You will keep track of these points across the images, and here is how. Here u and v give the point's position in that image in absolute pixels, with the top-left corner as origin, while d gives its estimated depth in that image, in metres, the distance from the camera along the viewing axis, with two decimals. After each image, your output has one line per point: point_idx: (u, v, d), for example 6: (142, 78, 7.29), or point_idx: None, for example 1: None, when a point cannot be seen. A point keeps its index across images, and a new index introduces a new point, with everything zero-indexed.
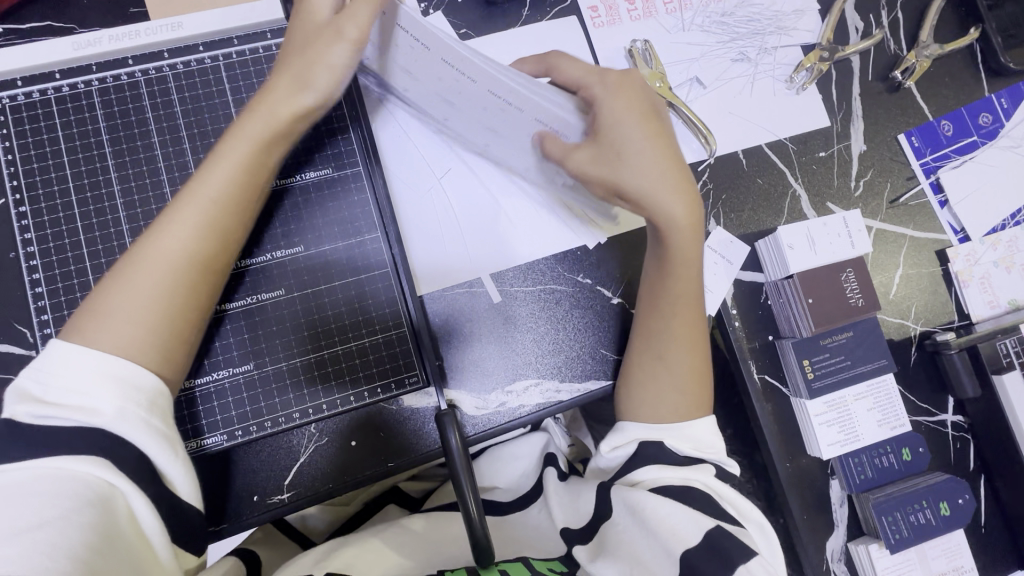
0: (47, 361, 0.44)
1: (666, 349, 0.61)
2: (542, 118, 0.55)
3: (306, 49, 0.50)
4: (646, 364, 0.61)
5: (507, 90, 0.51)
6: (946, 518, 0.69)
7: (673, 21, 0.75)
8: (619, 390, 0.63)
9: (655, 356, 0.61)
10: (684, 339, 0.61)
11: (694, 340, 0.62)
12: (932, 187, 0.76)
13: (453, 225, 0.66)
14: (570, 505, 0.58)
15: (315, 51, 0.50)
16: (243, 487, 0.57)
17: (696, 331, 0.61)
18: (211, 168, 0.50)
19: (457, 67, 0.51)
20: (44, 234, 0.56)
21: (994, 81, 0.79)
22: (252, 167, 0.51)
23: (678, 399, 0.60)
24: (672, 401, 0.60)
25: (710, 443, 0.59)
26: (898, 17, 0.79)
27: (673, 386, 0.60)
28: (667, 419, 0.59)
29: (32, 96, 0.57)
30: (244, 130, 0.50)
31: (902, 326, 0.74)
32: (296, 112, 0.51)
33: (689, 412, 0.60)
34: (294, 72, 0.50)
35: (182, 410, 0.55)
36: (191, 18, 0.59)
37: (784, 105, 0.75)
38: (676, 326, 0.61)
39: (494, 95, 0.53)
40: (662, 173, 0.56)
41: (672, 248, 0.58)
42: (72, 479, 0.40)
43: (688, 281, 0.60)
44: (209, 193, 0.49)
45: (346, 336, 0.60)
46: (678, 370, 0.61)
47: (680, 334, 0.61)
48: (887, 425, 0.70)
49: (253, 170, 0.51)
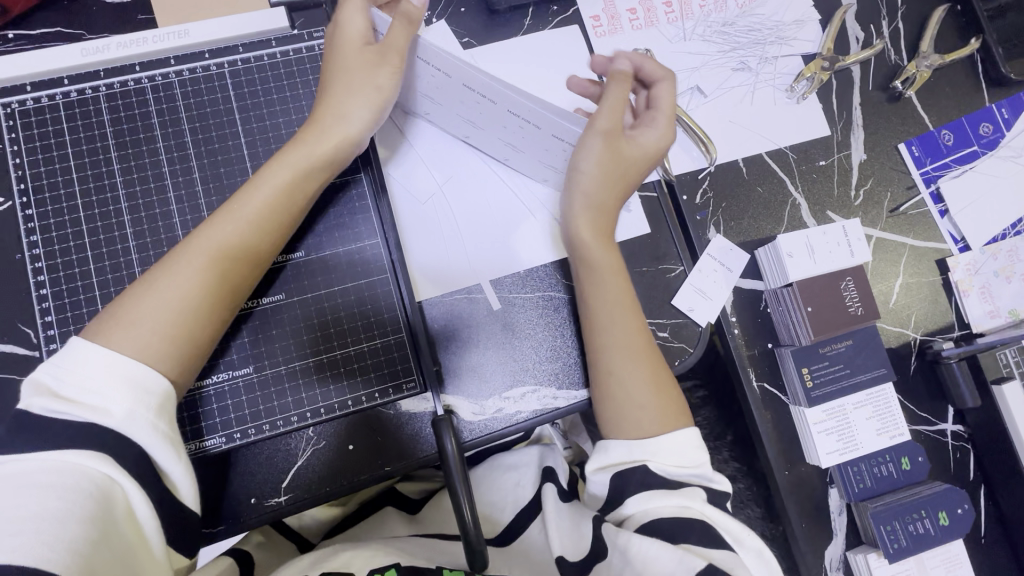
0: (64, 358, 0.44)
1: (616, 360, 0.60)
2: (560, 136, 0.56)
3: (354, 84, 0.54)
4: (604, 382, 0.60)
5: (527, 111, 0.53)
6: (946, 529, 0.68)
7: (674, 30, 0.75)
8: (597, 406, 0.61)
9: (606, 369, 0.60)
10: (633, 351, 0.60)
11: (648, 351, 0.61)
12: (933, 196, 0.76)
13: (452, 231, 0.66)
14: (569, 532, 0.56)
15: (356, 82, 0.53)
16: (240, 489, 0.58)
17: (645, 344, 0.61)
18: (251, 192, 0.52)
19: (477, 90, 0.54)
20: (49, 236, 0.56)
21: (995, 91, 0.80)
22: (291, 196, 0.54)
23: (645, 413, 0.58)
24: (637, 414, 0.58)
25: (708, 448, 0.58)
26: (898, 27, 0.79)
27: (636, 400, 0.58)
28: (635, 433, 0.57)
29: (40, 101, 0.58)
30: (288, 160, 0.53)
31: (901, 335, 0.74)
32: (339, 147, 0.55)
33: (659, 424, 0.58)
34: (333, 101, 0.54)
35: (184, 411, 0.56)
36: (198, 26, 0.60)
37: (784, 114, 0.75)
38: (627, 332, 0.60)
39: (514, 116, 0.55)
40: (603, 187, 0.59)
41: (600, 264, 0.61)
42: (74, 473, 0.41)
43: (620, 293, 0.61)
44: (247, 217, 0.52)
45: (345, 340, 0.60)
46: (638, 385, 0.59)
47: (628, 347, 0.60)
48: (887, 434, 0.70)
49: (291, 200, 0.54)
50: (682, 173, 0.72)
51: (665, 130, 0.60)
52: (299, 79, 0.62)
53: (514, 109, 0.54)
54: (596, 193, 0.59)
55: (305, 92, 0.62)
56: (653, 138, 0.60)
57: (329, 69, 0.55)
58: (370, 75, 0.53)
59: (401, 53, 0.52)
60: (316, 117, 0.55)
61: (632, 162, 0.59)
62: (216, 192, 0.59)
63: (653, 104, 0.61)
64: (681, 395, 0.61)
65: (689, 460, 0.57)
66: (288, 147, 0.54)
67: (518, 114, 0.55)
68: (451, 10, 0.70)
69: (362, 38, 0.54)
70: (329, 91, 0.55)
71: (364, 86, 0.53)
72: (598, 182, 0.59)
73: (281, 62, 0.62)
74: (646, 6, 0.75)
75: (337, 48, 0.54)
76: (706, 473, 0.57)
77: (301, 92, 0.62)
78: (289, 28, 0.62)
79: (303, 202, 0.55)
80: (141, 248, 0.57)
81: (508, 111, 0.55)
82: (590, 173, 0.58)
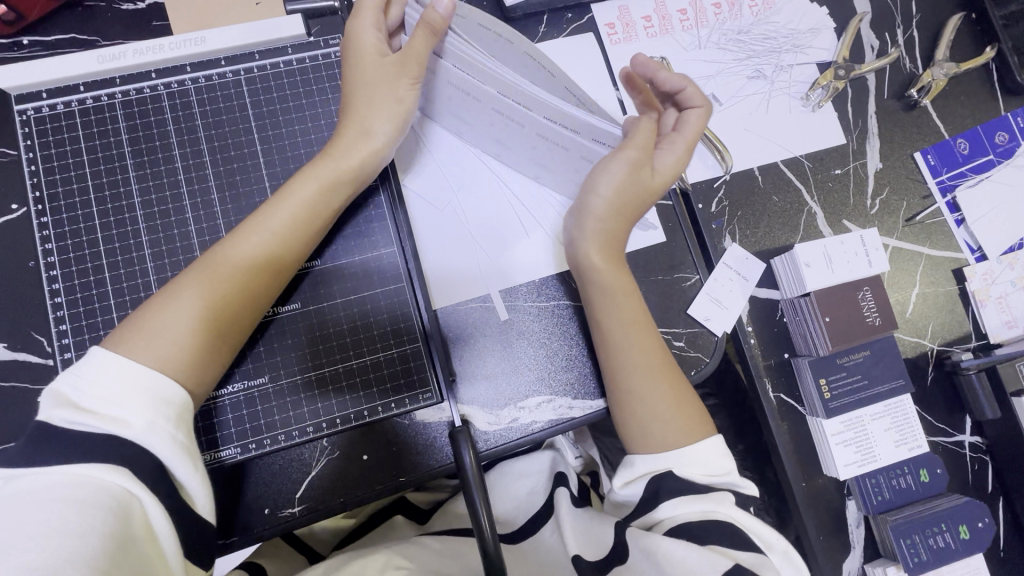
0: (84, 368, 0.44)
1: (629, 377, 0.59)
2: (588, 156, 0.56)
3: (378, 98, 0.54)
4: (625, 396, 0.59)
5: (556, 134, 0.53)
6: (966, 542, 0.67)
7: (690, 38, 0.75)
8: (624, 423, 0.60)
9: (627, 389, 0.59)
10: (650, 370, 0.59)
11: (665, 367, 0.60)
12: (949, 206, 0.76)
13: (467, 239, 0.66)
14: (585, 533, 0.57)
15: (380, 96, 0.54)
16: (254, 499, 0.57)
17: (665, 364, 0.60)
18: (276, 204, 0.52)
19: (506, 113, 0.54)
20: (64, 244, 0.56)
21: (1010, 100, 0.79)
22: (315, 211, 0.54)
23: (666, 429, 0.58)
24: (661, 428, 0.58)
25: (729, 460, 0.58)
26: (914, 36, 0.79)
27: (657, 416, 0.58)
28: (661, 447, 0.57)
29: (57, 108, 0.58)
30: (315, 174, 0.53)
31: (919, 345, 0.73)
32: (364, 162, 0.55)
33: (683, 438, 0.58)
34: (359, 119, 0.55)
35: (199, 421, 0.56)
36: (214, 33, 0.60)
37: (799, 122, 0.75)
38: (640, 350, 0.59)
39: (544, 138, 0.55)
40: (612, 221, 0.59)
41: (610, 286, 0.60)
42: (91, 486, 0.40)
43: (635, 315, 0.60)
44: (273, 229, 0.52)
45: (360, 350, 0.60)
46: (659, 399, 0.59)
47: (645, 367, 0.59)
48: (905, 446, 0.69)
49: (315, 213, 0.54)
50: (698, 182, 0.71)
51: (681, 155, 0.59)
52: (316, 86, 0.62)
53: (544, 133, 0.54)
54: (608, 216, 0.59)
55: (321, 100, 0.62)
56: (669, 165, 0.59)
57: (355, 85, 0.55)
58: (393, 88, 0.54)
59: (421, 63, 0.51)
60: (341, 130, 0.55)
61: (651, 187, 0.58)
62: (231, 200, 0.59)
63: (679, 127, 0.59)
64: (698, 400, 0.60)
65: (718, 468, 0.57)
66: (315, 160, 0.54)
67: (545, 135, 0.54)
68: None
69: (381, 51, 0.54)
70: (353, 104, 0.55)
71: (390, 102, 0.54)
72: (613, 207, 0.58)
73: (298, 69, 0.62)
74: (661, 14, 0.75)
75: (353, 62, 0.55)
76: (734, 480, 0.57)
77: (318, 100, 0.62)
78: (306, 35, 0.62)
79: (327, 217, 0.55)
80: (157, 256, 0.57)
81: (538, 134, 0.54)
82: (608, 197, 0.57)
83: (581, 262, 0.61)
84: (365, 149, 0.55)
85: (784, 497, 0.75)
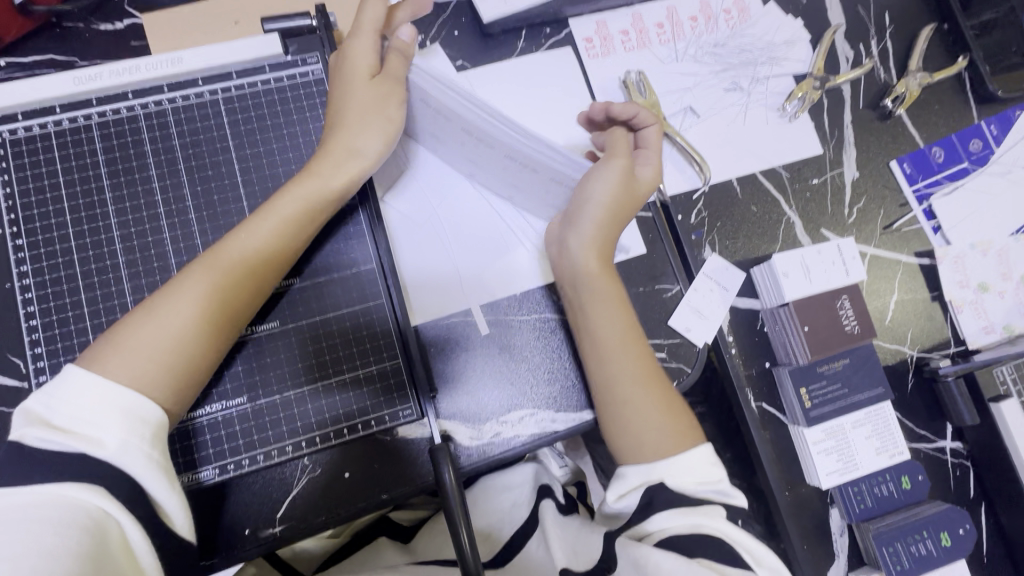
0: (58, 387, 0.44)
1: (624, 391, 0.59)
2: (558, 179, 0.55)
3: (365, 117, 0.55)
4: (612, 411, 0.59)
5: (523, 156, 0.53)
6: (947, 549, 0.68)
7: (667, 52, 0.76)
8: (613, 436, 0.60)
9: (619, 401, 0.59)
10: (640, 379, 0.59)
11: (654, 380, 0.60)
12: (925, 213, 0.77)
13: (447, 254, 0.66)
14: (574, 546, 0.57)
15: (367, 115, 0.55)
16: (234, 520, 0.57)
17: (653, 378, 0.60)
18: (259, 222, 0.52)
19: (476, 136, 0.54)
20: (39, 266, 0.56)
21: (984, 107, 0.80)
22: (299, 227, 0.54)
23: (661, 437, 0.58)
24: (653, 438, 0.58)
25: (709, 472, 0.58)
26: (888, 46, 0.80)
27: (651, 423, 0.58)
28: (650, 458, 0.57)
29: (33, 130, 0.57)
30: (302, 191, 0.54)
31: (899, 352, 0.74)
32: (350, 182, 0.55)
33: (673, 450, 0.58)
34: (343, 138, 0.55)
35: (176, 443, 0.55)
36: (191, 53, 0.60)
37: (776, 133, 0.76)
38: (628, 365, 0.59)
39: (512, 159, 0.55)
40: (609, 230, 0.60)
41: (603, 295, 0.60)
42: (66, 505, 0.40)
43: (628, 330, 0.61)
44: (256, 246, 0.52)
45: (341, 368, 0.59)
46: (647, 412, 0.58)
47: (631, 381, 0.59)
48: (886, 454, 0.70)
49: (300, 230, 0.54)
50: (677, 195, 0.72)
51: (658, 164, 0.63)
52: (294, 105, 0.62)
53: (510, 154, 0.54)
54: (606, 225, 0.60)
55: (299, 118, 0.62)
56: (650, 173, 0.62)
57: (343, 108, 0.56)
58: (381, 110, 0.55)
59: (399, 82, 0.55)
60: (327, 148, 0.55)
61: (637, 198, 0.61)
62: (209, 220, 0.59)
63: (642, 144, 0.64)
64: (690, 414, 0.60)
65: (710, 475, 0.58)
66: (301, 176, 0.55)
67: (512, 157, 0.54)
68: (444, 34, 0.70)
69: (373, 71, 0.56)
70: (340, 123, 0.55)
71: (377, 121, 0.55)
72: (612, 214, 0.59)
73: (275, 88, 0.62)
74: (638, 28, 0.76)
75: (347, 78, 0.56)
76: (725, 488, 0.58)
77: (296, 119, 0.62)
78: (284, 54, 0.63)
79: (312, 232, 0.55)
80: (134, 277, 0.56)
81: (506, 154, 0.54)
82: (605, 202, 0.58)
83: (578, 271, 0.61)
84: (353, 168, 0.55)
85: (768, 507, 0.75)
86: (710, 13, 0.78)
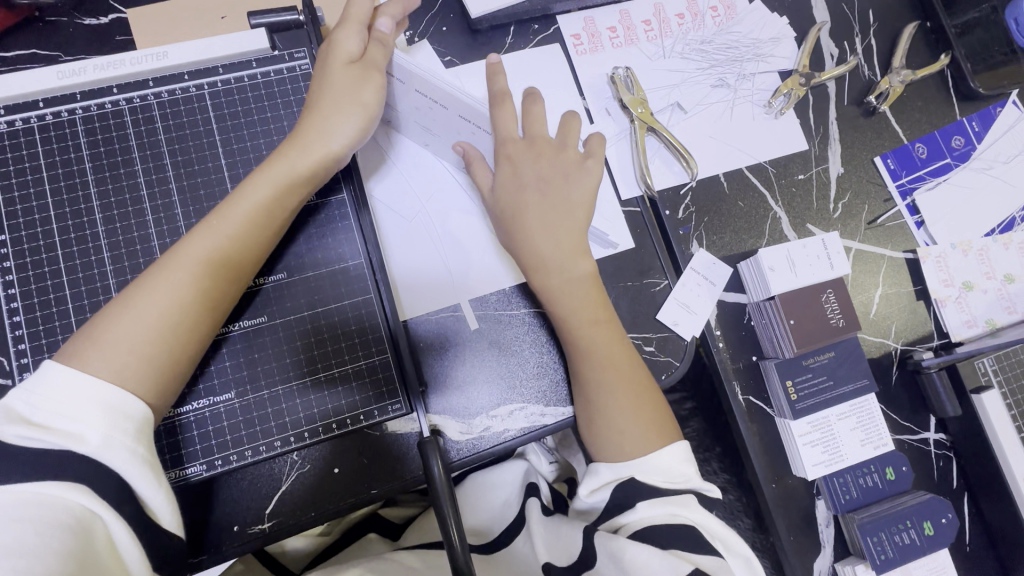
0: (39, 383, 0.43)
1: (596, 387, 0.60)
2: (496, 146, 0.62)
3: (341, 103, 0.55)
4: (589, 407, 0.60)
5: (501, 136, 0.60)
6: (930, 538, 0.69)
7: (654, 48, 0.77)
8: (588, 430, 0.60)
9: (583, 401, 0.61)
10: (627, 376, 0.61)
11: (640, 381, 0.62)
12: (908, 208, 0.78)
13: (434, 248, 0.66)
14: (553, 539, 0.57)
15: (340, 100, 0.55)
16: (222, 516, 0.56)
17: (636, 374, 0.62)
18: (229, 210, 0.52)
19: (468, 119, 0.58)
20: (23, 262, 0.55)
21: (966, 104, 0.82)
22: (272, 213, 0.53)
23: (633, 434, 0.59)
24: (623, 439, 0.59)
25: (680, 472, 0.59)
26: (871, 44, 0.81)
27: (622, 425, 0.59)
28: (625, 454, 0.58)
29: (15, 125, 0.57)
30: (272, 176, 0.53)
31: (882, 345, 0.75)
32: (322, 163, 0.55)
33: (642, 447, 0.59)
34: (318, 123, 0.55)
35: (163, 439, 0.55)
36: (176, 48, 0.59)
37: (763, 129, 0.76)
38: (616, 358, 0.61)
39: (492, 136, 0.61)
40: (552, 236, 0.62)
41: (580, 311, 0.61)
42: (50, 504, 0.40)
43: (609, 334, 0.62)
44: (227, 232, 0.51)
45: (330, 362, 0.59)
46: (625, 409, 0.60)
47: (619, 372, 0.60)
48: (870, 445, 0.71)
49: (272, 214, 0.54)
50: (664, 189, 0.72)
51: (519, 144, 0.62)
52: (280, 100, 0.62)
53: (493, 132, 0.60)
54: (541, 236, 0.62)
55: (286, 113, 0.62)
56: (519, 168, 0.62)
57: (316, 100, 0.56)
58: (357, 94, 0.55)
59: (380, 68, 0.56)
60: (301, 133, 0.55)
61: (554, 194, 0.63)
62: (196, 215, 0.58)
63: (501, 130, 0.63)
64: (667, 413, 0.62)
65: (690, 481, 0.59)
66: (270, 161, 0.54)
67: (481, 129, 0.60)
68: (433, 30, 0.70)
69: (353, 58, 0.56)
70: (315, 109, 0.55)
71: (351, 104, 0.55)
72: (538, 227, 0.62)
73: (261, 83, 0.62)
74: (626, 24, 0.76)
75: (326, 66, 0.56)
76: (697, 484, 0.58)
77: (283, 113, 0.62)
78: (270, 49, 0.62)
79: (283, 220, 0.55)
80: (119, 272, 0.56)
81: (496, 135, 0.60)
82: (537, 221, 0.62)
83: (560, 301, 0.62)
84: (330, 151, 0.55)
85: (757, 500, 0.76)
86: (697, 10, 0.79)
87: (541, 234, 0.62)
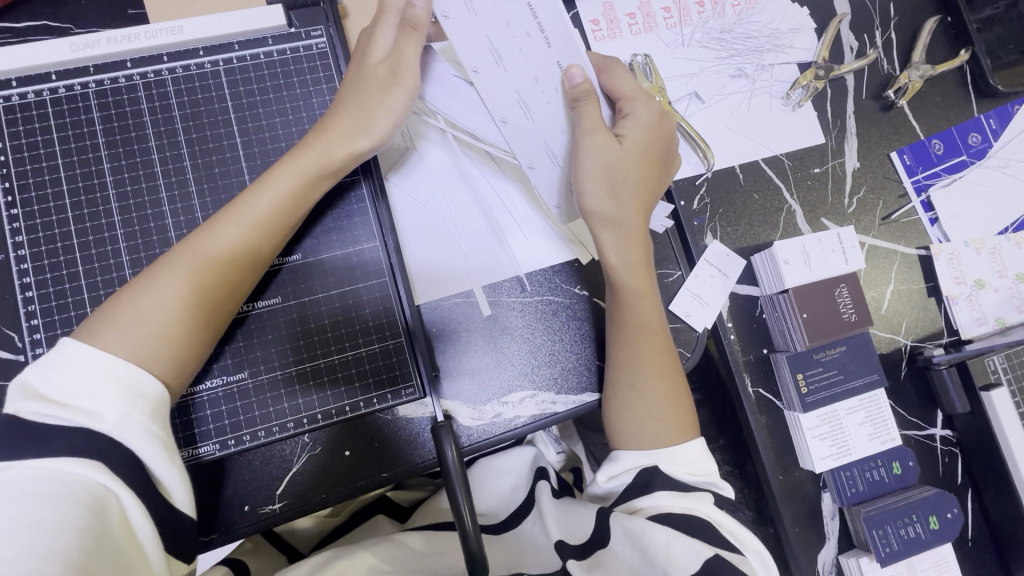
0: (55, 359, 0.43)
1: (626, 374, 0.60)
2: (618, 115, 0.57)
3: (370, 101, 0.54)
4: (625, 392, 0.61)
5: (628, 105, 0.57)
6: (935, 532, 0.69)
7: (673, 36, 0.76)
8: (616, 416, 0.61)
9: (626, 386, 0.61)
10: (654, 368, 0.61)
11: (665, 373, 0.62)
12: (924, 205, 0.78)
13: (449, 233, 0.66)
14: (566, 521, 0.58)
15: (375, 97, 0.54)
16: (233, 496, 0.56)
17: (668, 365, 0.62)
18: (255, 196, 0.52)
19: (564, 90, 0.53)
20: (35, 236, 0.54)
21: (983, 101, 0.81)
22: (295, 204, 0.53)
23: (660, 423, 0.60)
24: (651, 428, 0.60)
25: (693, 464, 0.59)
26: (892, 38, 0.80)
27: (650, 414, 0.60)
28: (652, 445, 0.59)
29: (27, 97, 0.56)
30: (297, 166, 0.53)
31: (892, 341, 0.75)
32: (350, 158, 0.54)
33: (667, 436, 0.59)
34: (352, 118, 0.54)
35: (176, 418, 0.55)
36: (192, 23, 0.59)
37: (779, 121, 0.76)
38: (648, 349, 0.61)
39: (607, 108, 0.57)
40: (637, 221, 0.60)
41: (629, 291, 0.61)
42: (66, 481, 0.39)
43: (653, 319, 0.62)
44: (251, 220, 0.51)
45: (342, 345, 0.59)
46: (653, 399, 0.60)
47: (650, 363, 0.61)
48: (878, 439, 0.71)
49: (295, 206, 0.53)
50: (681, 180, 0.72)
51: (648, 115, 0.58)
52: (297, 78, 0.61)
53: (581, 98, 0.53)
54: (623, 212, 0.59)
55: (302, 92, 0.61)
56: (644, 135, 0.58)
57: (354, 92, 0.54)
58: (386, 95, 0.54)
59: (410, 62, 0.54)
60: (329, 126, 0.54)
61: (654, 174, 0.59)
62: (210, 193, 0.58)
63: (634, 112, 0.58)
64: (691, 406, 0.62)
65: (701, 467, 0.59)
66: (298, 150, 0.54)
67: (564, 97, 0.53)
68: None
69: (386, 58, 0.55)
70: (347, 103, 0.54)
71: (378, 102, 0.54)
72: (623, 186, 0.57)
73: (278, 61, 0.61)
74: (645, 11, 0.75)
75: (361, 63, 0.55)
76: (716, 481, 0.59)
77: (300, 92, 0.61)
78: (287, 26, 0.61)
79: (305, 210, 0.55)
80: (132, 250, 0.55)
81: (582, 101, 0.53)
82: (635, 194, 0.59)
83: (617, 287, 0.61)
84: (363, 146, 0.55)
85: (761, 492, 0.76)
86: None
87: (627, 202, 0.59)
